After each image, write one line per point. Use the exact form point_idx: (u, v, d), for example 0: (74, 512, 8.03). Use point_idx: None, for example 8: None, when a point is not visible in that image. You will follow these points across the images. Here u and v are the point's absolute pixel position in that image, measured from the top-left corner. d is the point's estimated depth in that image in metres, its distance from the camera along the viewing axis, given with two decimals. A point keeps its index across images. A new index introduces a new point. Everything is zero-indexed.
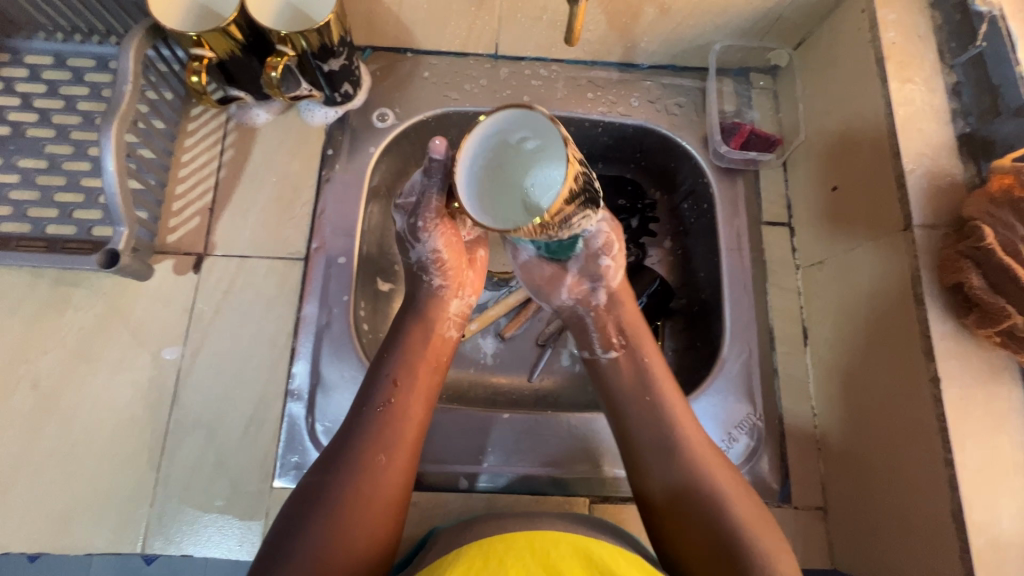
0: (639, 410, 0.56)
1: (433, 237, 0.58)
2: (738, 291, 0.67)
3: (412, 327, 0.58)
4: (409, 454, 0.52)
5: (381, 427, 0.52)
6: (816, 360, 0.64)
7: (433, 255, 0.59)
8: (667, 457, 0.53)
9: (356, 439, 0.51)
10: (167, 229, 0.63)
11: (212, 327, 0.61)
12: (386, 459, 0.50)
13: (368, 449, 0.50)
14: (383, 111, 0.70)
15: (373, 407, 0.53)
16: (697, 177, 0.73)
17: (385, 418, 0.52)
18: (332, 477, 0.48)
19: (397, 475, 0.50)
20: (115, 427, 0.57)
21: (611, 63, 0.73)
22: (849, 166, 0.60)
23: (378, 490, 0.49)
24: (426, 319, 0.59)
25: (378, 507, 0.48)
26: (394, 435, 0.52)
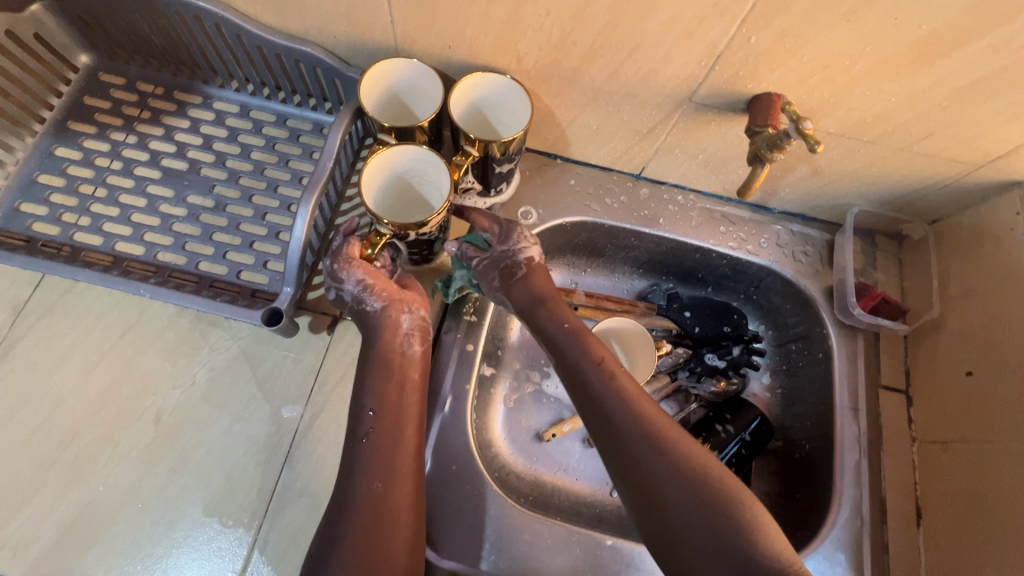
0: (619, 408, 0.54)
1: (353, 272, 0.58)
2: (851, 454, 0.66)
3: (373, 355, 0.56)
4: (411, 474, 0.52)
5: (370, 456, 0.51)
6: (932, 543, 0.62)
7: (362, 286, 0.57)
8: (660, 461, 0.50)
9: (351, 477, 0.51)
10: (311, 287, 0.65)
11: (335, 392, 0.61)
12: (381, 485, 0.50)
13: (361, 479, 0.50)
14: (527, 209, 0.74)
15: (357, 441, 0.52)
16: (814, 325, 0.74)
17: (368, 448, 0.52)
18: (342, 521, 0.48)
19: (402, 498, 0.50)
20: (225, 478, 0.57)
21: (745, 202, 0.77)
22: (988, 356, 0.61)
23: (394, 523, 0.49)
24: (382, 346, 0.56)
25: (399, 548, 0.48)
26: (388, 455, 0.51)
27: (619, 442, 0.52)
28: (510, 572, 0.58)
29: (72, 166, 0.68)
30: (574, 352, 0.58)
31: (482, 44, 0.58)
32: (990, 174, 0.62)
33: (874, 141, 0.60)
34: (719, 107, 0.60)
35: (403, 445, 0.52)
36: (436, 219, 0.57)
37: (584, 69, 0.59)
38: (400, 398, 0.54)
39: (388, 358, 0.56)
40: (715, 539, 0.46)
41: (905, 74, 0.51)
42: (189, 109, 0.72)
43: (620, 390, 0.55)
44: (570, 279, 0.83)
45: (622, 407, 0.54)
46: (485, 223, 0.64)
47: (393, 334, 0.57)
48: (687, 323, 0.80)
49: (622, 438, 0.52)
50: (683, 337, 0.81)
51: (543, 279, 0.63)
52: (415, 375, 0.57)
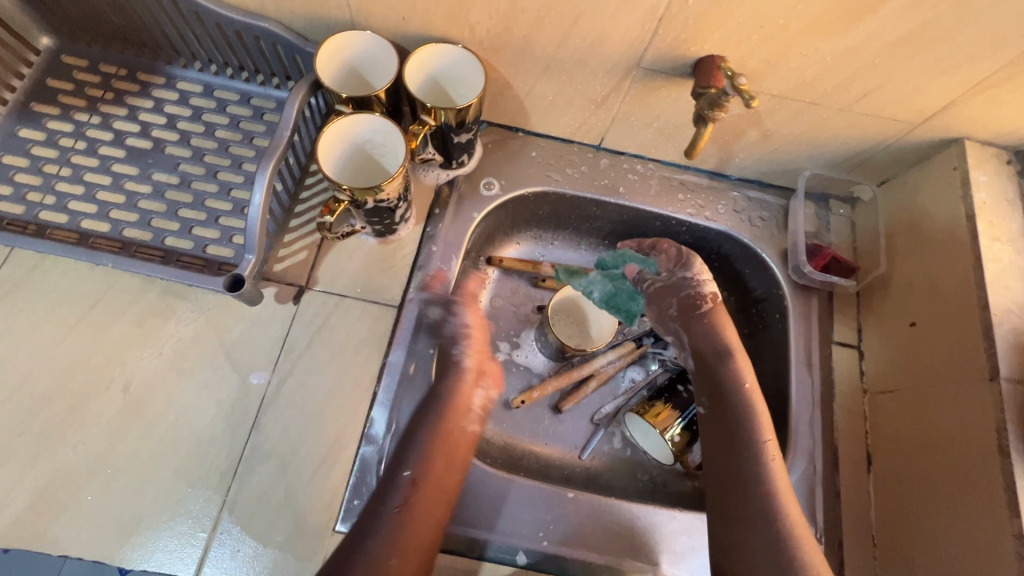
0: (757, 448, 0.61)
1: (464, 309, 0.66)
2: (806, 407, 0.68)
3: (432, 424, 0.60)
4: (435, 524, 0.56)
5: (393, 527, 0.54)
6: (881, 487, 0.64)
7: (466, 329, 0.66)
8: (775, 496, 0.58)
9: (365, 541, 0.53)
10: (276, 259, 0.67)
11: (301, 360, 0.63)
12: (395, 562, 0.52)
13: (382, 544, 0.53)
14: (490, 180, 0.75)
15: (388, 509, 0.55)
16: (771, 287, 0.76)
17: (398, 518, 0.54)
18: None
19: (421, 545, 0.54)
20: (194, 443, 0.58)
21: (703, 170, 0.79)
22: (930, 306, 0.63)
23: (403, 562, 0.52)
24: (454, 419, 0.62)
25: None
26: (425, 502, 0.56)
27: (732, 450, 0.62)
28: (476, 525, 0.60)
29: (36, 147, 0.68)
30: (731, 383, 0.66)
31: (434, 15, 0.60)
32: (928, 133, 0.64)
33: (816, 102, 0.62)
34: (667, 72, 0.62)
35: (433, 502, 0.56)
36: (392, 184, 0.58)
37: (535, 37, 0.60)
38: (451, 462, 0.59)
39: (457, 415, 0.62)
40: (774, 555, 0.56)
41: (836, 32, 0.53)
42: (152, 90, 0.73)
43: (761, 457, 0.60)
44: (537, 251, 0.85)
45: (758, 443, 0.61)
46: (474, 206, 0.73)
47: (467, 397, 0.63)
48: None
49: (737, 445, 0.62)
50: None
51: (722, 323, 0.70)
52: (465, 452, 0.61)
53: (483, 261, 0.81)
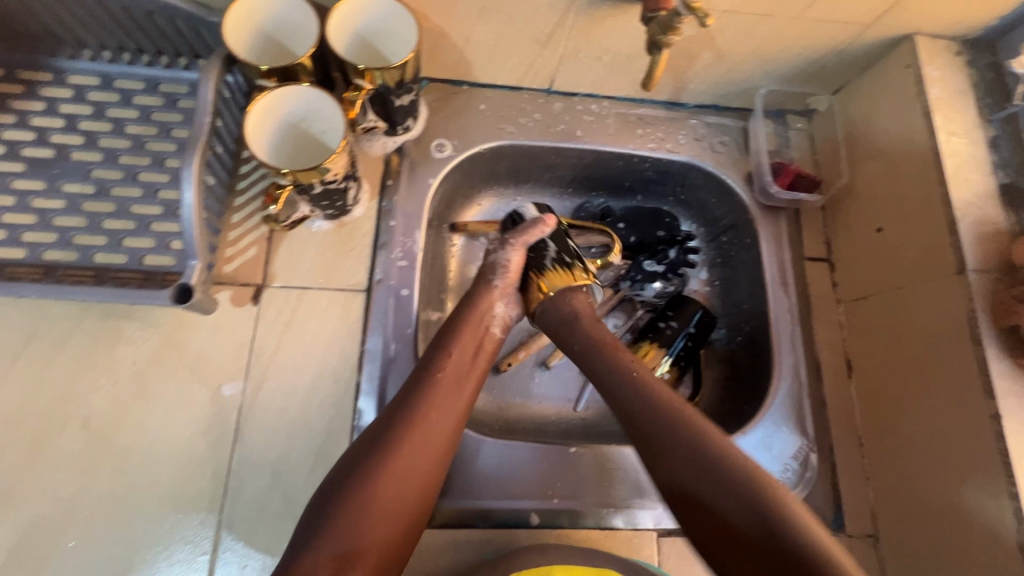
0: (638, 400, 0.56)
1: (511, 253, 0.64)
2: (785, 324, 0.70)
3: (465, 313, 0.62)
4: (455, 422, 0.55)
5: (432, 390, 0.55)
6: (863, 391, 0.67)
7: (502, 265, 0.64)
8: (684, 456, 0.52)
9: (413, 400, 0.55)
10: (224, 259, 0.62)
11: (273, 362, 0.59)
12: (435, 417, 0.54)
13: (419, 403, 0.55)
14: (441, 141, 0.71)
15: (430, 372, 0.57)
16: (739, 213, 0.76)
17: (438, 383, 0.56)
18: (395, 426, 0.53)
19: (439, 444, 0.54)
20: (173, 468, 0.55)
21: (659, 101, 0.76)
22: (895, 209, 0.64)
23: (420, 456, 0.52)
24: (478, 312, 0.62)
25: (417, 474, 0.52)
26: (443, 397, 0.55)
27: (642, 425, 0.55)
28: (483, 495, 0.60)
29: None
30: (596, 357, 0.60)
31: None
32: (878, 33, 0.63)
33: (768, 13, 0.59)
34: None
35: (459, 394, 0.57)
36: (338, 161, 0.53)
37: None
38: (471, 363, 0.59)
39: (474, 322, 0.61)
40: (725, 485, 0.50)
41: None
42: (41, 89, 0.64)
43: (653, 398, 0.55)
44: (501, 210, 0.82)
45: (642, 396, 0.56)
46: (431, 172, 0.69)
47: (487, 308, 0.63)
48: (568, 253, 0.66)
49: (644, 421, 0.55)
50: (575, 259, 0.65)
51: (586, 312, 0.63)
52: (489, 346, 0.62)
53: (448, 230, 0.79)
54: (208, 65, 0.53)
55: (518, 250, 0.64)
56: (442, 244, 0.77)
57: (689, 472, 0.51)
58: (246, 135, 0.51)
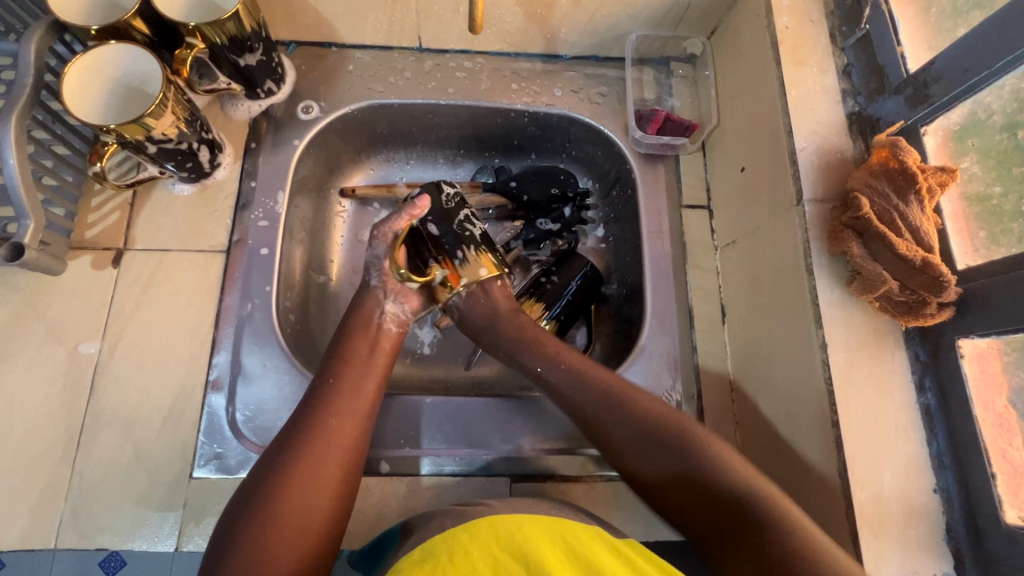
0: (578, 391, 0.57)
1: (380, 246, 0.62)
2: (658, 272, 0.69)
3: (355, 319, 0.61)
4: (356, 427, 0.53)
5: (326, 396, 0.54)
6: (732, 336, 0.65)
7: (377, 261, 0.63)
8: (625, 425, 0.54)
9: (308, 408, 0.53)
10: (85, 225, 0.63)
11: (131, 322, 0.61)
12: (335, 421, 0.52)
13: (314, 410, 0.53)
14: (309, 103, 0.71)
15: (322, 379, 0.56)
16: (621, 164, 0.75)
17: (332, 388, 0.55)
18: (291, 440, 0.50)
19: (340, 451, 0.51)
20: (28, 425, 0.57)
21: (535, 54, 0.75)
22: (754, 146, 0.62)
23: (323, 466, 0.50)
24: (364, 315, 0.61)
25: (325, 478, 0.49)
26: (338, 405, 0.53)
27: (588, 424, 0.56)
28: None
29: None
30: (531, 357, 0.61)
31: None
32: None
33: None
34: None
35: (357, 397, 0.55)
36: (163, 120, 0.54)
37: None
38: (368, 365, 0.58)
39: (365, 324, 0.61)
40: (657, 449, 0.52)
41: None
42: None
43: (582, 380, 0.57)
44: (393, 174, 0.81)
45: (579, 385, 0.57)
46: (298, 133, 0.70)
47: (373, 307, 0.62)
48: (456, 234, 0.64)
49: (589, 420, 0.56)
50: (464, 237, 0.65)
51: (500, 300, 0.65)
52: (387, 345, 0.61)
53: (336, 195, 0.78)
54: (33, 33, 0.54)
55: (386, 242, 0.62)
56: (325, 209, 0.76)
57: (654, 462, 0.52)
58: (62, 88, 0.53)
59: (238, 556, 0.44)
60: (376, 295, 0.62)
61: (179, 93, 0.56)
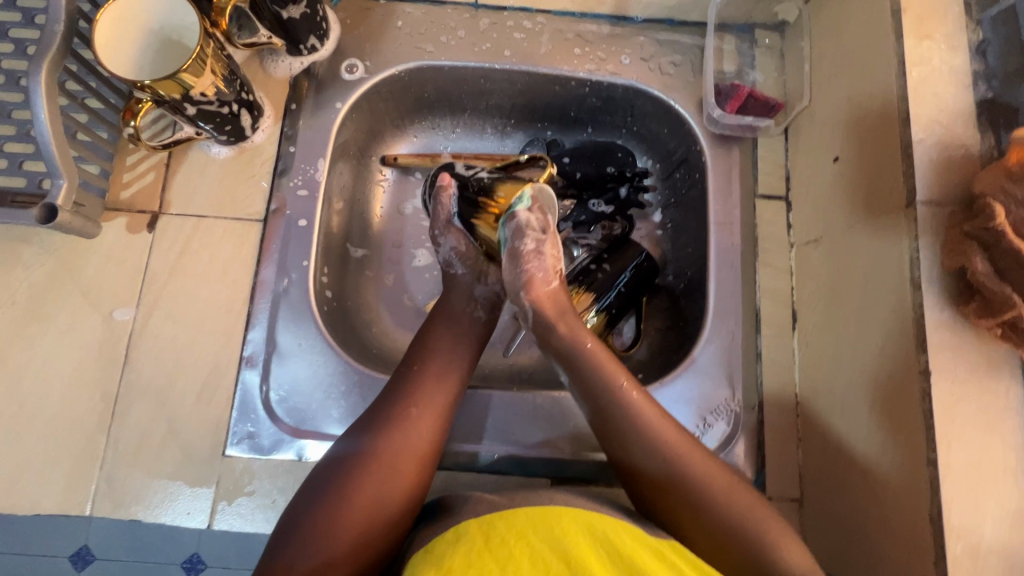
0: (593, 386, 0.51)
1: (448, 239, 0.61)
2: (724, 268, 0.63)
3: (446, 305, 0.58)
4: (433, 427, 0.50)
5: (410, 385, 0.51)
6: (804, 345, 0.59)
7: (453, 253, 0.61)
8: (631, 435, 0.49)
9: (392, 394, 0.50)
10: (120, 185, 0.60)
11: (166, 291, 0.59)
12: (416, 411, 0.49)
13: (397, 399, 0.50)
14: (353, 62, 0.65)
15: (406, 367, 0.52)
16: (689, 144, 0.68)
17: (417, 376, 0.52)
18: (371, 423, 0.48)
19: (415, 451, 0.48)
20: (66, 391, 0.56)
21: (602, 15, 0.68)
22: (854, 134, 0.54)
23: (398, 461, 0.47)
24: (452, 303, 0.58)
25: (402, 470, 0.47)
26: (416, 403, 0.50)
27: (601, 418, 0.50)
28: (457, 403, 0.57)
29: None
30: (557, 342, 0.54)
31: None
32: None
33: None
34: None
35: (443, 386, 0.52)
36: (203, 79, 0.50)
37: None
38: (454, 354, 0.54)
39: (452, 315, 0.57)
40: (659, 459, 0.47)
41: None
42: None
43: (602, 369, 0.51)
44: (437, 143, 0.75)
45: (593, 380, 0.51)
46: (341, 95, 0.65)
47: (463, 296, 0.59)
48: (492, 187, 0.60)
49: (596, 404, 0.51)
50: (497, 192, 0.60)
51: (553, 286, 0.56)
52: (476, 335, 0.57)
53: (377, 162, 0.73)
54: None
55: (453, 231, 0.61)
56: (365, 177, 0.71)
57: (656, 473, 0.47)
58: (97, 46, 0.48)
59: (304, 534, 0.42)
60: (461, 286, 0.59)
61: (218, 48, 0.52)
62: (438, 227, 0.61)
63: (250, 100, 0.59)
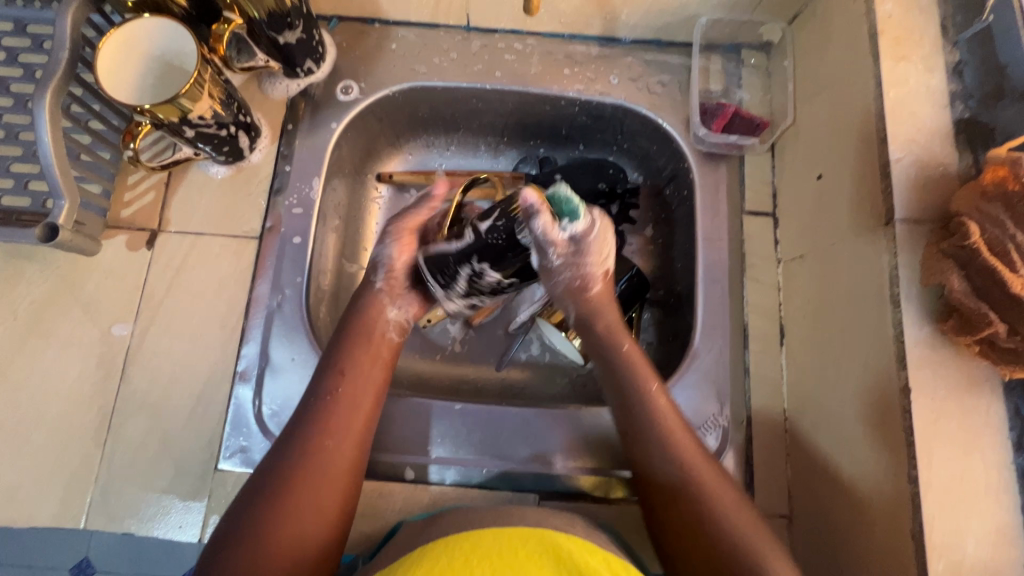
0: (642, 405, 0.53)
1: (393, 245, 0.58)
2: (712, 284, 0.63)
3: (358, 320, 0.56)
4: (357, 445, 0.50)
5: (320, 413, 0.50)
6: (792, 360, 0.60)
7: (387, 261, 0.58)
8: (654, 448, 0.51)
9: (304, 424, 0.49)
10: (122, 204, 0.62)
11: (163, 307, 0.60)
12: (332, 442, 0.48)
13: (309, 430, 0.49)
14: (348, 83, 0.67)
15: (319, 395, 0.51)
16: (678, 161, 0.69)
17: (333, 404, 0.50)
18: (285, 457, 0.47)
19: (341, 472, 0.48)
20: (63, 405, 0.57)
21: (591, 37, 0.69)
22: (837, 152, 0.55)
23: (318, 495, 0.46)
24: (370, 318, 0.56)
25: (320, 505, 0.46)
26: (336, 428, 0.49)
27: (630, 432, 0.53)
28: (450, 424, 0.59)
29: None
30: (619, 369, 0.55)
31: None
32: None
33: None
34: None
35: (353, 412, 0.51)
36: (200, 103, 0.52)
37: None
38: (368, 375, 0.53)
39: (369, 331, 0.56)
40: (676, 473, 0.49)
41: None
42: None
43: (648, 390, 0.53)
44: (432, 160, 0.76)
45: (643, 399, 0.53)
46: (337, 115, 0.66)
47: (380, 312, 0.57)
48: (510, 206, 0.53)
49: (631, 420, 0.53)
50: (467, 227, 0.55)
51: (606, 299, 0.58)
52: (388, 353, 0.56)
53: (372, 179, 0.74)
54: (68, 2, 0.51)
55: (401, 240, 0.58)
56: (360, 194, 0.73)
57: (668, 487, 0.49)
58: (98, 70, 0.50)
59: (234, 563, 0.41)
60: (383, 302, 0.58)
61: (215, 74, 0.54)
62: (395, 229, 0.58)
63: (248, 122, 0.61)
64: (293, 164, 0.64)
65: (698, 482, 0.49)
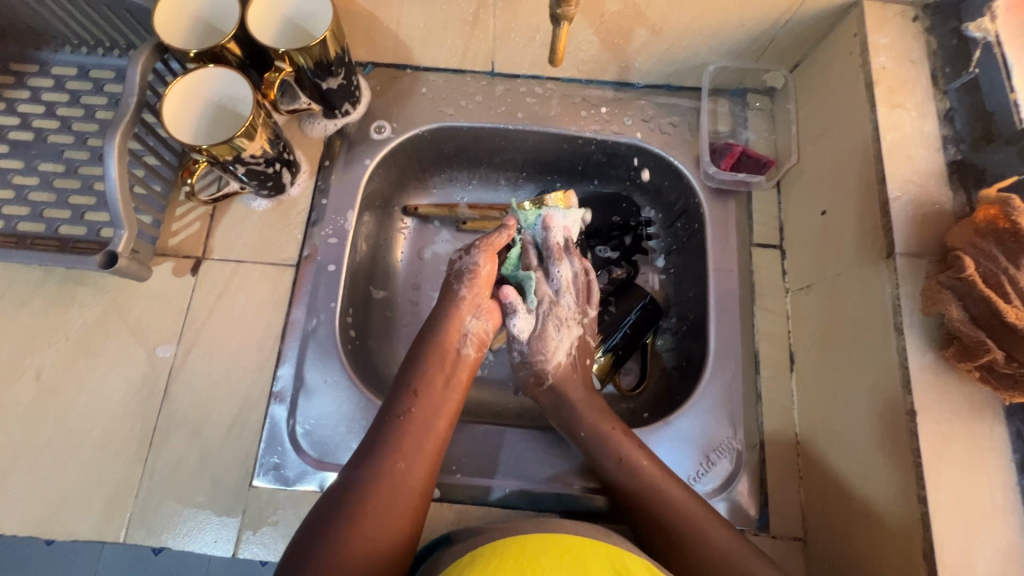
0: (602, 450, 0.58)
1: (476, 256, 0.62)
2: (724, 312, 0.66)
3: (435, 342, 0.60)
4: (428, 465, 0.52)
5: (397, 436, 0.52)
6: (802, 386, 0.62)
7: (471, 269, 0.62)
8: (629, 488, 0.56)
9: (379, 447, 0.51)
10: (170, 233, 0.66)
11: (205, 329, 0.64)
12: (404, 465, 0.50)
13: (383, 453, 0.51)
14: (381, 124, 0.73)
15: (392, 417, 0.54)
16: (688, 197, 0.73)
17: (405, 427, 0.53)
18: (358, 477, 0.49)
19: (415, 487, 0.50)
20: (109, 422, 0.60)
21: (606, 82, 0.75)
22: (839, 190, 0.59)
23: (388, 515, 0.47)
24: (446, 335, 0.60)
25: (390, 525, 0.47)
26: (414, 441, 0.52)
27: (602, 479, 0.58)
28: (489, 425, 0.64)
29: None
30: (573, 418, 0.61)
31: None
32: (820, 2, 0.59)
33: None
34: None
35: (426, 436, 0.53)
36: (254, 143, 0.57)
37: None
38: (442, 399, 0.56)
39: (445, 353, 0.59)
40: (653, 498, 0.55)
41: None
42: (26, 79, 0.70)
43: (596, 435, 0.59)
44: (455, 194, 0.81)
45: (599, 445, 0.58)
46: (370, 152, 0.72)
47: (458, 325, 0.60)
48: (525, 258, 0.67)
49: (602, 469, 0.58)
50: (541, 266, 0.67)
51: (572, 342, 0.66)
52: (464, 377, 0.59)
53: (399, 212, 0.79)
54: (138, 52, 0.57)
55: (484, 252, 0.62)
56: (388, 225, 0.77)
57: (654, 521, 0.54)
58: (164, 116, 0.56)
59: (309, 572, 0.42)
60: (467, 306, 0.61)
61: (267, 116, 0.59)
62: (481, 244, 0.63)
63: (290, 159, 0.66)
64: (329, 197, 0.69)
65: (675, 515, 0.53)
